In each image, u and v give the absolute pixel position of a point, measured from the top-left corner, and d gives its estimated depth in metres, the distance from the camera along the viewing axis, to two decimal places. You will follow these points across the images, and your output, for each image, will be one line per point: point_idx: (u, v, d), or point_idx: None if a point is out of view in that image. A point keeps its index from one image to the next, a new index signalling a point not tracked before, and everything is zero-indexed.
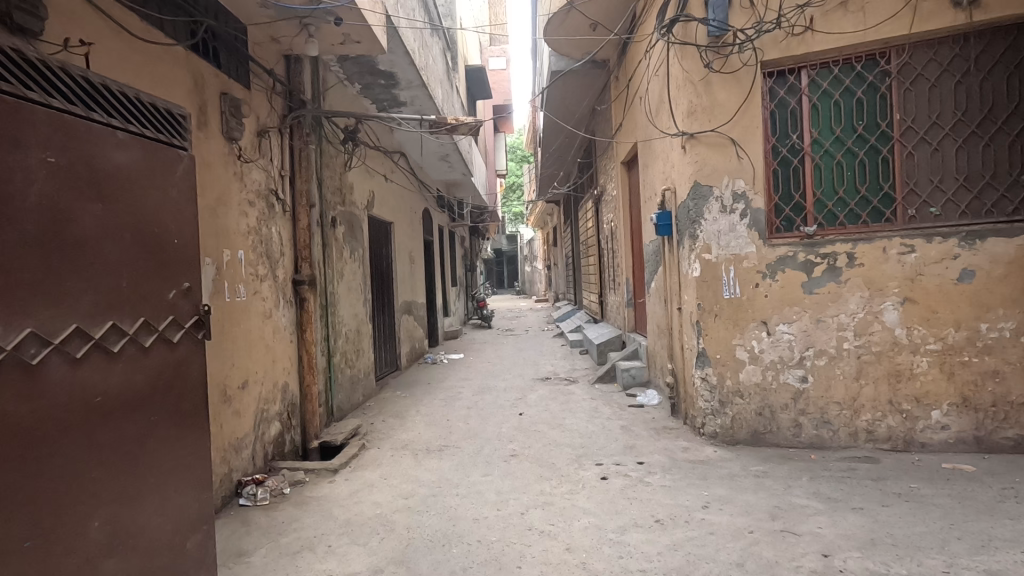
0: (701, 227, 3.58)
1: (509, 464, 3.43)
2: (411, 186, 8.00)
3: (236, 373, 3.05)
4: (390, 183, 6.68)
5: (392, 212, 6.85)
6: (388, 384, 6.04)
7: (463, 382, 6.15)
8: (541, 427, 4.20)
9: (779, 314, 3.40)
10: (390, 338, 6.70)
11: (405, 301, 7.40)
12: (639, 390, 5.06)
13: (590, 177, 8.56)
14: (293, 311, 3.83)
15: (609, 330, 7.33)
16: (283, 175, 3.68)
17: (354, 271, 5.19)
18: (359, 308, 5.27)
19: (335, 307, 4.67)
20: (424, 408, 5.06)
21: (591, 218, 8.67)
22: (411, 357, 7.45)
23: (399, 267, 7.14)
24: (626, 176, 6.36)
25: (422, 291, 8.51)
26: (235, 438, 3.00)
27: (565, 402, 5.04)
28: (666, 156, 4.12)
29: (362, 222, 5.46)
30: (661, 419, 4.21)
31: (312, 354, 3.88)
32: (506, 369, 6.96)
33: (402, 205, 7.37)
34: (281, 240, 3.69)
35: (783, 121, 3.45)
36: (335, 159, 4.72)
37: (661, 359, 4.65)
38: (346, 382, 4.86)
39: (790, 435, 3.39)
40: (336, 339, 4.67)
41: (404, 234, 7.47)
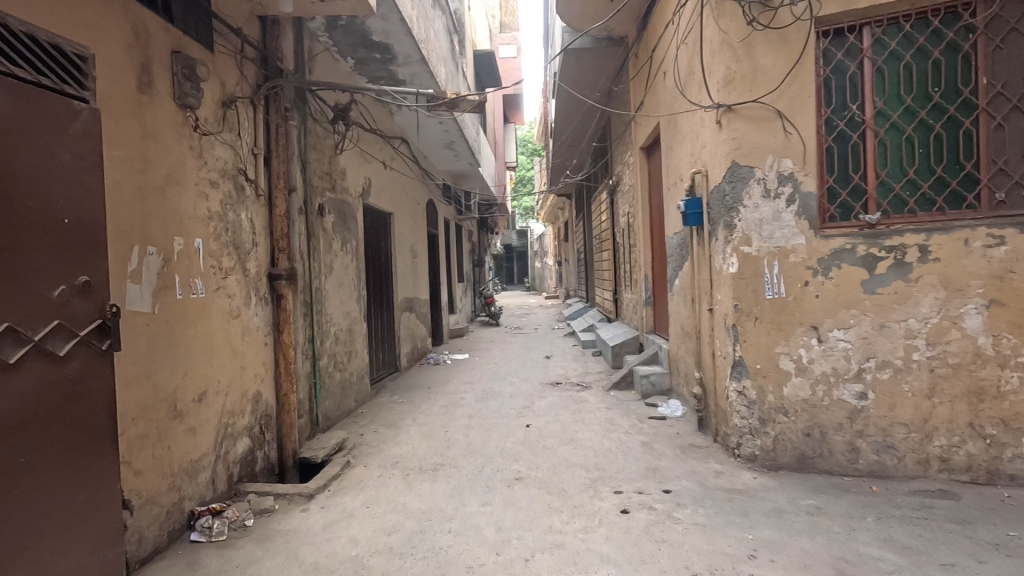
0: (740, 214, 3.06)
1: (514, 489, 2.95)
2: (414, 175, 7.52)
3: (191, 383, 2.58)
4: (389, 170, 6.21)
5: (392, 202, 6.37)
6: (385, 388, 5.58)
7: (465, 386, 5.67)
8: (551, 442, 3.70)
9: (833, 318, 2.88)
10: (389, 338, 6.23)
11: (407, 298, 6.93)
12: (660, 399, 4.56)
13: (605, 167, 8.03)
14: (269, 309, 3.37)
15: (625, 331, 6.83)
16: (256, 153, 3.22)
17: (347, 265, 4.72)
18: (352, 306, 4.81)
19: (322, 305, 4.20)
20: (421, 417, 4.59)
21: (606, 210, 8.14)
22: (412, 357, 6.99)
23: (400, 262, 6.67)
24: (645, 162, 5.83)
25: (425, 286, 8.04)
26: (189, 460, 2.54)
27: (578, 411, 4.54)
28: (696, 133, 3.60)
29: (356, 211, 4.99)
30: (687, 435, 3.71)
31: (290, 358, 3.42)
32: (513, 371, 6.47)
33: (403, 196, 6.89)
34: (254, 228, 3.22)
35: (841, 89, 2.92)
36: (323, 139, 4.25)
37: (686, 366, 4.14)
38: (335, 388, 4.40)
39: (844, 461, 2.87)
40: (323, 340, 4.21)
41: (405, 226, 6.99)
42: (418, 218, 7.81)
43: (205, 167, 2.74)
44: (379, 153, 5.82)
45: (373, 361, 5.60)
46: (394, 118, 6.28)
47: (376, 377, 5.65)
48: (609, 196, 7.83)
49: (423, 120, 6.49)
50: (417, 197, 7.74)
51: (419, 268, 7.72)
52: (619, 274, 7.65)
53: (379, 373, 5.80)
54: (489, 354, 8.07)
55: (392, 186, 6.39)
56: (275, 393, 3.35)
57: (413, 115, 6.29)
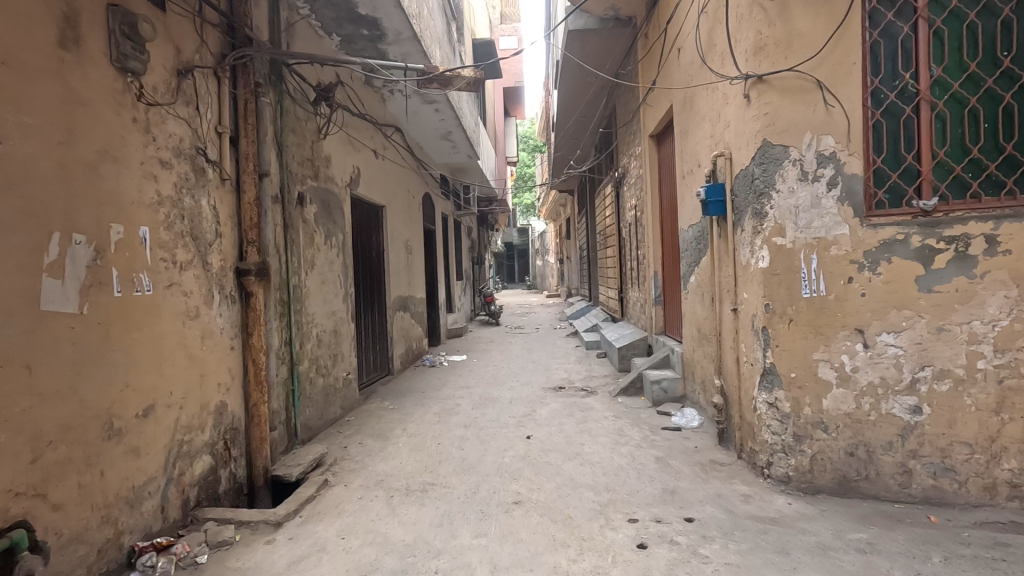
0: (771, 201, 2.68)
1: (513, 516, 2.58)
2: (409, 167, 7.13)
3: (134, 396, 2.19)
4: (381, 160, 5.83)
5: (384, 194, 5.99)
6: (376, 393, 5.21)
7: (462, 391, 5.29)
8: (555, 458, 3.33)
9: (881, 320, 2.49)
10: (381, 339, 5.86)
11: (401, 297, 6.55)
12: (673, 407, 4.18)
13: (610, 158, 7.65)
14: (237, 309, 2.99)
15: (632, 331, 6.45)
16: (220, 131, 2.83)
17: (332, 260, 4.34)
18: (337, 305, 4.43)
19: (303, 304, 3.82)
20: (413, 426, 4.21)
21: (612, 204, 7.76)
22: (407, 358, 6.62)
23: (393, 258, 6.30)
24: (655, 151, 5.46)
25: (421, 284, 7.66)
26: (130, 487, 2.15)
27: (584, 420, 4.16)
28: (719, 112, 3.21)
29: (343, 203, 4.60)
30: (706, 449, 3.33)
31: (261, 364, 3.04)
32: (513, 374, 6.10)
33: (397, 188, 6.51)
34: (218, 217, 2.84)
35: (890, 56, 2.53)
36: (303, 122, 3.87)
37: (704, 371, 3.76)
38: (318, 395, 4.02)
39: (894, 484, 2.50)
40: (305, 343, 3.83)
41: (399, 220, 6.61)
42: (414, 213, 7.42)
43: (154, 144, 2.36)
44: (369, 142, 5.44)
45: (363, 364, 5.23)
46: (386, 105, 5.90)
47: (366, 381, 5.28)
48: (615, 189, 7.45)
49: (418, 107, 6.11)
50: (413, 190, 7.36)
51: (415, 265, 7.33)
52: (625, 271, 7.27)
53: (369, 377, 5.42)
54: (488, 355, 7.69)
55: (385, 178, 6.01)
56: (243, 403, 2.98)
57: (406, 102, 5.91)
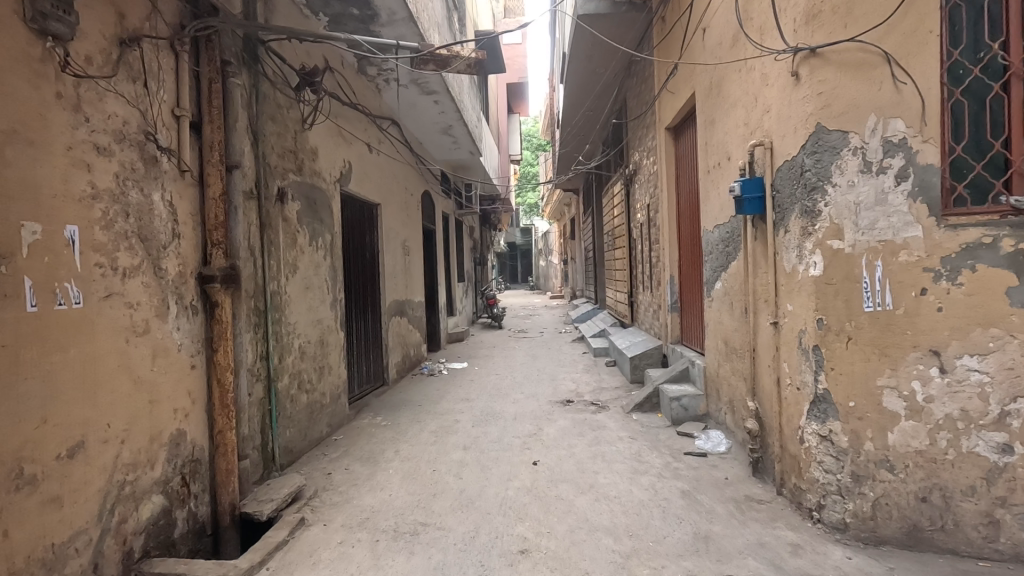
0: (827, 197, 2.26)
1: (518, 571, 2.16)
2: (407, 163, 6.72)
3: (54, 433, 1.79)
4: (375, 154, 5.42)
5: (380, 193, 5.58)
6: (368, 407, 4.80)
7: (462, 405, 4.88)
8: (566, 491, 2.92)
9: (962, 340, 2.08)
10: (375, 347, 5.44)
11: (397, 302, 6.14)
12: (695, 427, 3.77)
13: (620, 154, 7.26)
14: (199, 322, 2.57)
15: (644, 338, 6.04)
16: (177, 115, 2.42)
17: (318, 263, 3.93)
18: (324, 312, 4.02)
19: (283, 313, 3.42)
20: (406, 447, 3.81)
21: (621, 203, 7.35)
22: (403, 366, 6.21)
23: (390, 260, 5.89)
24: (672, 145, 5.04)
25: (419, 286, 7.25)
26: (47, 546, 1.74)
27: (596, 441, 3.75)
28: (757, 95, 2.78)
29: (331, 200, 4.19)
30: (739, 481, 2.92)
31: (228, 385, 2.63)
32: (517, 385, 5.69)
33: (393, 185, 6.10)
34: (175, 215, 2.43)
35: (974, 23, 2.10)
36: (283, 109, 3.45)
37: (734, 390, 3.34)
38: (300, 413, 3.61)
39: (976, 538, 2.08)
40: (285, 356, 3.42)
41: (396, 219, 6.20)
42: (412, 212, 7.02)
43: (88, 126, 1.95)
44: (362, 135, 5.04)
45: (354, 375, 4.82)
46: (381, 96, 5.48)
47: (357, 394, 4.87)
48: (624, 187, 7.04)
49: (416, 99, 5.70)
50: (411, 188, 6.95)
51: (412, 268, 6.92)
52: (635, 274, 6.86)
53: (361, 389, 5.01)
54: (490, 362, 7.28)
55: (380, 174, 5.60)
56: (206, 431, 2.57)
57: (403, 93, 5.50)
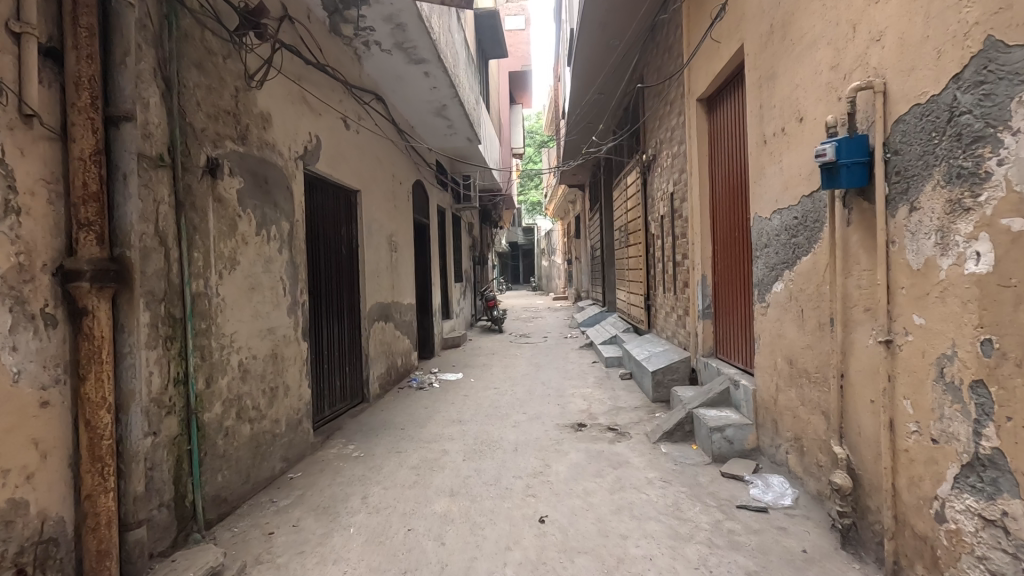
0: (1000, 150, 1.43)
1: None
2: (395, 148, 5.92)
3: None
4: (353, 132, 4.63)
5: (359, 179, 4.79)
6: (339, 433, 4.00)
7: (453, 431, 4.08)
8: (585, 571, 2.11)
9: None
10: (353, 359, 4.65)
11: (381, 305, 5.35)
12: (744, 468, 2.98)
13: (637, 138, 6.48)
14: (61, 339, 1.78)
15: (666, 348, 5.24)
16: (14, 30, 1.63)
17: (269, 257, 3.14)
18: (277, 320, 3.23)
19: (214, 321, 2.62)
20: (378, 490, 3.00)
21: (637, 193, 6.56)
22: (387, 379, 5.42)
23: (372, 258, 5.10)
24: (705, 120, 4.25)
25: (408, 287, 6.47)
26: None
27: (619, 485, 2.94)
28: (858, 21, 1.99)
29: (287, 181, 3.39)
30: (826, 559, 2.10)
31: (103, 430, 1.82)
32: (519, 402, 4.89)
33: (377, 171, 5.31)
34: (13, 179, 1.63)
35: None
36: (215, 57, 2.66)
37: (806, 426, 2.53)
38: (241, 449, 2.81)
39: None
40: (216, 378, 2.62)
41: (380, 211, 5.41)
42: (401, 205, 6.23)
43: None
44: (335, 108, 4.24)
45: (320, 394, 4.03)
46: (362, 65, 4.68)
47: (325, 415, 4.08)
48: (642, 176, 6.25)
49: (403, 70, 4.89)
50: (399, 176, 6.16)
51: (400, 266, 6.13)
52: (653, 274, 6.06)
53: (331, 410, 4.21)
54: (488, 372, 6.48)
55: (359, 157, 4.81)
56: (66, 496, 1.76)
57: (387, 62, 4.70)
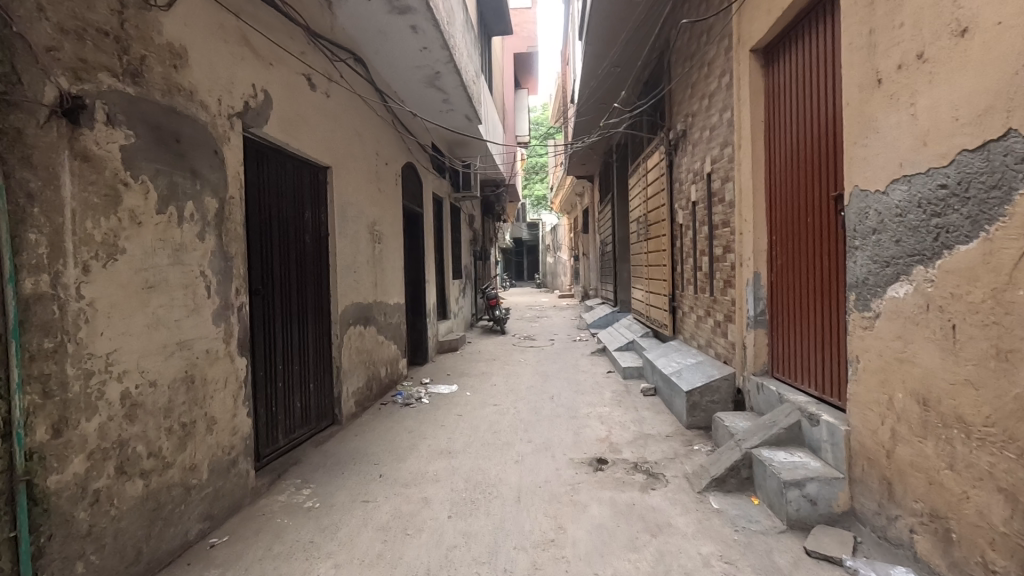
0: None
1: None
2: (379, 122, 5.07)
3: None
4: (320, 95, 3.76)
5: (330, 153, 3.93)
6: (295, 471, 3.16)
7: (439, 468, 3.24)
8: None
9: None
10: (319, 373, 3.81)
11: (360, 306, 4.51)
12: (840, 545, 2.11)
13: (662, 112, 5.60)
14: None
15: (699, 360, 4.38)
16: None
17: (181, 244, 2.30)
18: (194, 330, 2.38)
19: (72, 338, 1.76)
20: (326, 569, 2.16)
21: (661, 177, 5.68)
22: (367, 394, 4.58)
23: (347, 250, 4.25)
24: (761, 77, 3.36)
25: (396, 285, 5.62)
26: None
27: (664, 569, 2.09)
28: None
29: (214, 144, 2.54)
30: None
31: None
32: (523, 426, 4.04)
33: (354, 147, 4.45)
34: None
35: None
36: None
37: (960, 502, 1.67)
38: (126, 519, 1.97)
39: None
40: (74, 423, 1.76)
41: (359, 194, 4.56)
42: (388, 190, 5.37)
43: None
44: (294, 61, 3.38)
45: (269, 420, 3.19)
46: (333, 15, 3.79)
47: (275, 447, 3.24)
48: (667, 155, 5.38)
49: (384, 23, 3.97)
50: (385, 156, 5.30)
51: (386, 261, 5.28)
52: (681, 272, 5.19)
53: (285, 440, 3.37)
54: (487, 383, 5.64)
55: (330, 126, 3.96)
56: None
57: (364, 10, 3.76)
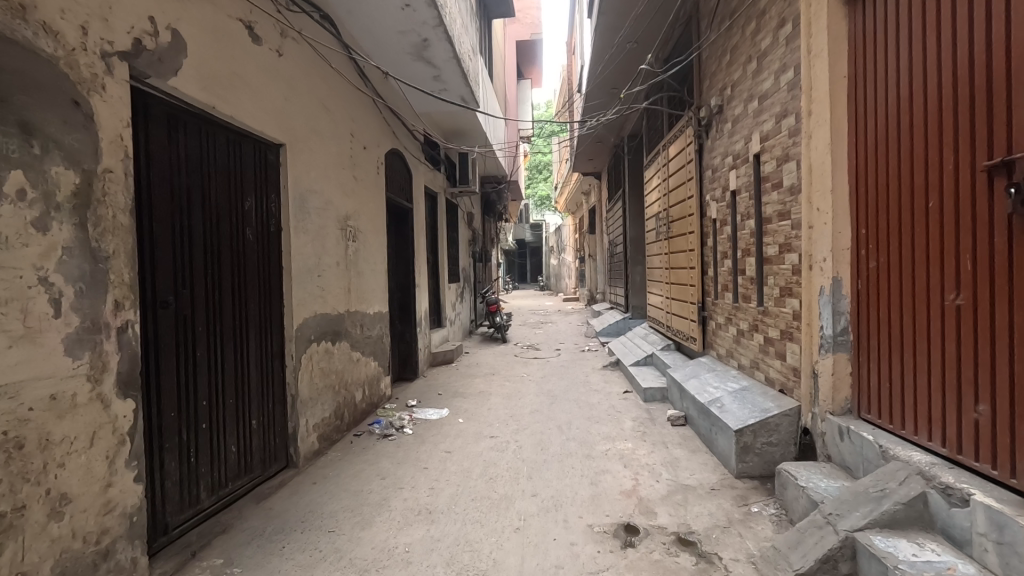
0: None
1: None
2: (355, 97, 4.25)
3: None
4: (268, 52, 2.94)
5: (283, 127, 3.12)
6: (218, 545, 2.33)
7: (415, 540, 2.42)
8: None
9: None
10: (265, 405, 2.99)
11: (328, 318, 3.70)
12: None
13: (689, 88, 4.78)
14: None
15: (743, 385, 3.55)
16: None
17: None
18: (26, 367, 1.56)
19: None
20: None
21: (689, 165, 4.85)
22: (336, 425, 3.77)
23: (308, 249, 3.43)
24: (845, 20, 2.52)
25: (378, 291, 4.81)
26: None
27: None
28: None
29: (72, 89, 1.73)
30: None
31: None
32: (526, 470, 3.22)
33: (319, 123, 3.63)
34: None
35: None
36: None
37: None
38: None
39: None
40: None
41: (328, 183, 3.75)
42: (367, 178, 4.54)
43: None
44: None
45: (184, 476, 2.37)
46: None
47: (194, 511, 2.42)
48: (697, 137, 4.55)
49: None
50: (364, 139, 4.49)
51: (364, 262, 4.46)
52: (714, 275, 4.36)
53: (211, 499, 2.55)
54: (484, 406, 4.81)
55: (285, 93, 3.15)
56: None
57: None
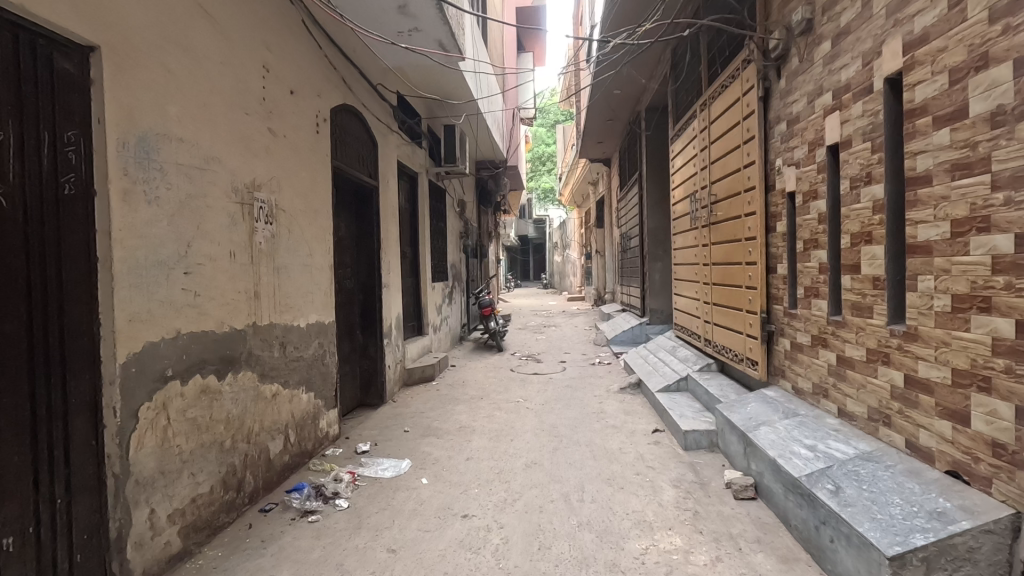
0: None
1: None
2: (268, 13, 2.94)
3: None
4: None
5: (91, 15, 1.81)
6: None
7: None
8: None
9: None
10: (42, 505, 1.67)
11: (209, 341, 2.39)
12: None
13: (749, 12, 3.45)
14: None
15: (862, 447, 2.22)
16: None
17: None
18: None
19: None
20: None
21: (745, 121, 3.53)
22: (223, 502, 2.46)
23: (164, 231, 2.12)
24: None
25: (317, 294, 3.50)
26: None
27: None
28: None
29: None
30: None
31: None
32: None
33: (194, 33, 2.33)
34: None
35: None
36: None
37: None
38: None
39: None
40: None
41: (211, 130, 2.44)
42: (294, 136, 3.23)
43: None
44: None
45: None
46: None
47: None
48: (762, 79, 3.24)
49: None
50: (289, 80, 3.17)
51: (289, 254, 3.15)
52: (791, 273, 3.04)
53: None
54: (462, 454, 3.49)
55: None
56: None
57: None
